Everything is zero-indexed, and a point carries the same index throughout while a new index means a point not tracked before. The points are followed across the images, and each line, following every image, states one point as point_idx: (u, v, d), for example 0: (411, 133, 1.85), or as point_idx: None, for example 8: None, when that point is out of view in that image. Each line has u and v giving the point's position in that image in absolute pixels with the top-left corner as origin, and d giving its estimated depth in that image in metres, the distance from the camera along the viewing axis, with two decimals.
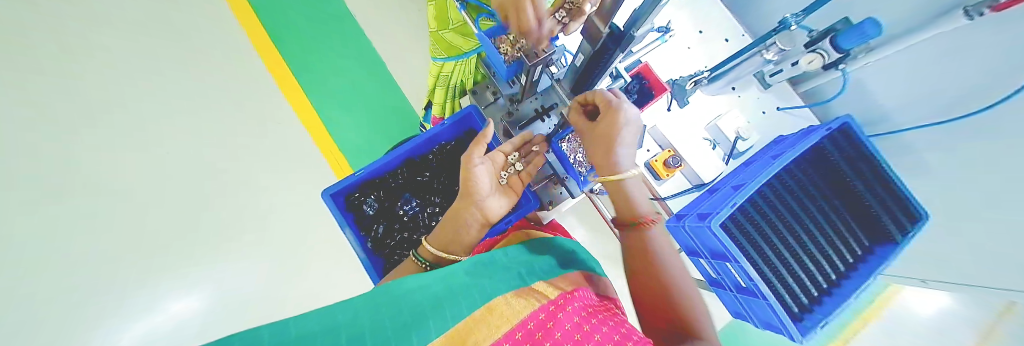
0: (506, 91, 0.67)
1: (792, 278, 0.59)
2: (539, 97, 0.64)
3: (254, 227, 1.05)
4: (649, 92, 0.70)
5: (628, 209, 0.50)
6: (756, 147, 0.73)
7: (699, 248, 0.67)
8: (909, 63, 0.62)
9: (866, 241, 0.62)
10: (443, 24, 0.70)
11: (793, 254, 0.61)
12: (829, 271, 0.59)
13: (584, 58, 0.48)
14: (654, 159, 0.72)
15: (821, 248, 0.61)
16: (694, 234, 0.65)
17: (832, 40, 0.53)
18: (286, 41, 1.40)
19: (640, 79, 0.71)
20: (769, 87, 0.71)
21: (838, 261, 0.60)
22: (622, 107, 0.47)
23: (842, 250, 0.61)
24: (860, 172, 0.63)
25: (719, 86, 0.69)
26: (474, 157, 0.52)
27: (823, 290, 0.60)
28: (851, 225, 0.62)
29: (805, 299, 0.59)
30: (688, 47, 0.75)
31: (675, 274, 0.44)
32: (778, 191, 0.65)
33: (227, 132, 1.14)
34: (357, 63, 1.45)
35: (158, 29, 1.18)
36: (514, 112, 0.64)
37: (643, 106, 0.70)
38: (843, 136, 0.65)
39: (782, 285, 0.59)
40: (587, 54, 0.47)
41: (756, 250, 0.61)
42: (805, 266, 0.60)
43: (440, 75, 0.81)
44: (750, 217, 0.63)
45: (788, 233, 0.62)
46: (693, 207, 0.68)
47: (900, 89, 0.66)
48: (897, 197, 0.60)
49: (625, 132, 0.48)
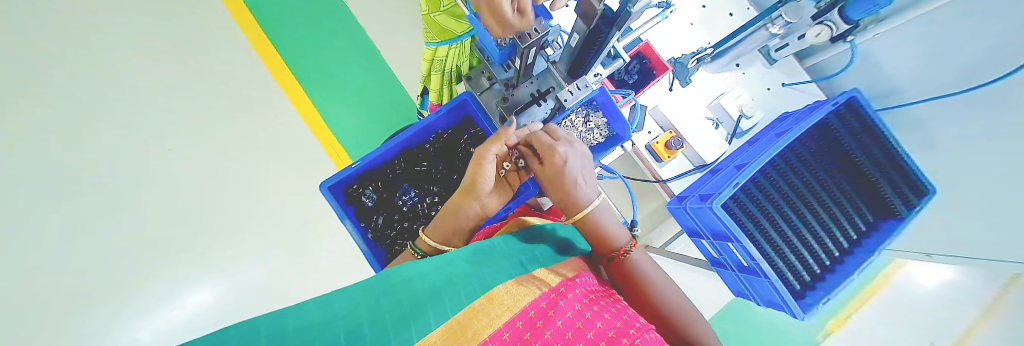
0: (500, 76, 0.64)
1: (794, 256, 0.59)
2: (535, 81, 0.61)
3: (258, 221, 1.06)
4: (652, 71, 0.67)
5: (604, 244, 0.48)
6: (762, 124, 0.70)
7: (700, 228, 0.67)
8: (923, 27, 0.60)
9: (872, 218, 0.61)
10: (434, 6, 0.65)
11: (797, 233, 0.60)
12: (832, 248, 0.59)
13: (578, 37, 0.46)
14: (656, 141, 0.70)
15: (826, 225, 0.60)
16: (697, 215, 0.64)
17: (839, 11, 0.49)
18: (275, 27, 1.33)
19: (641, 58, 0.67)
20: (774, 62, 0.67)
21: (843, 240, 0.59)
22: (564, 152, 0.47)
23: (847, 226, 0.60)
24: (869, 149, 0.62)
25: (721, 65, 0.66)
26: (487, 152, 0.49)
27: (824, 267, 0.59)
28: (858, 203, 0.61)
29: (807, 276, 0.59)
30: (689, 24, 0.72)
31: (672, 306, 0.43)
32: (782, 169, 0.64)
33: (217, 125, 1.11)
34: (354, 50, 1.39)
35: (144, 17, 1.15)
36: (509, 97, 0.61)
37: (642, 87, 0.68)
38: (850, 112, 0.63)
39: (784, 263, 0.59)
40: (582, 34, 0.45)
41: (759, 229, 0.61)
42: (809, 245, 0.60)
43: (434, 61, 0.78)
44: (753, 198, 0.62)
45: (792, 212, 0.61)
46: (694, 188, 0.68)
47: (914, 58, 0.63)
48: (905, 173, 0.59)
49: (575, 171, 0.47)
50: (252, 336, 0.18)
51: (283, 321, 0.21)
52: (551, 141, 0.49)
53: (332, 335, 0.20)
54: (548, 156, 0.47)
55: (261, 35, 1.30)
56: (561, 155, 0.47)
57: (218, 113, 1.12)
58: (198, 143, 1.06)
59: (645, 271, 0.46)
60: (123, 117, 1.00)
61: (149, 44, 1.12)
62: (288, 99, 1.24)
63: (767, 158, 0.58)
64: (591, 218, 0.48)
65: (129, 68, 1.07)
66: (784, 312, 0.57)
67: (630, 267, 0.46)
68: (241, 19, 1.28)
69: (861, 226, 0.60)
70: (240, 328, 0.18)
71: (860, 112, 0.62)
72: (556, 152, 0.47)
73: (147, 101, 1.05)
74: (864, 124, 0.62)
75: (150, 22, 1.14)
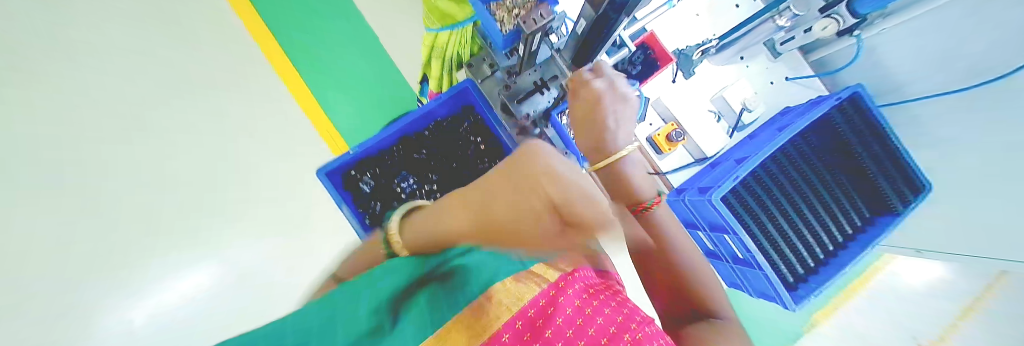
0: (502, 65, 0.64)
1: (789, 249, 0.60)
2: (538, 69, 0.60)
3: (247, 206, 1.04)
4: (654, 63, 0.63)
5: (629, 195, 0.47)
6: (761, 118, 0.70)
7: (698, 221, 0.67)
8: (918, 27, 0.59)
9: (866, 213, 0.62)
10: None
11: (793, 227, 0.61)
12: (825, 242, 0.60)
13: (585, 23, 0.45)
14: (657, 133, 0.69)
15: (822, 220, 0.61)
16: (695, 208, 0.64)
17: (849, 5, 0.49)
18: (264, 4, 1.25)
19: (645, 50, 0.64)
20: (779, 57, 0.66)
21: (836, 234, 0.61)
22: (607, 91, 0.48)
23: (842, 221, 0.61)
24: (868, 145, 0.62)
25: (726, 56, 0.65)
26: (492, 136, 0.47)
27: (818, 260, 0.60)
28: (853, 198, 0.62)
29: (800, 269, 0.60)
30: (696, 14, 0.71)
31: (688, 264, 0.44)
32: (783, 164, 0.63)
33: (204, 103, 1.07)
34: (348, 32, 1.32)
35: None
36: (512, 85, 0.60)
37: (647, 78, 0.64)
38: (853, 107, 0.62)
39: (779, 256, 0.60)
40: (589, 19, 0.44)
41: (756, 222, 0.62)
42: (804, 238, 0.61)
43: (435, 48, 0.76)
44: (752, 191, 0.63)
45: (789, 206, 0.61)
46: (693, 181, 0.68)
47: (912, 58, 0.63)
48: (903, 170, 0.59)
49: (613, 115, 0.49)
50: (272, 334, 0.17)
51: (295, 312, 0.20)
52: (596, 82, 0.49)
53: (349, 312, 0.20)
54: (596, 100, 0.48)
55: (250, 12, 1.22)
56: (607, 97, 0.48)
57: (203, 91, 1.08)
58: (182, 122, 1.03)
59: (664, 222, 0.47)
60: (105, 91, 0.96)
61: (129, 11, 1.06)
62: (283, 83, 1.20)
63: (765, 157, 0.59)
64: (620, 165, 0.48)
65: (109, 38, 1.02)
66: (775, 302, 0.58)
67: (652, 220, 0.46)
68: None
69: (855, 221, 0.61)
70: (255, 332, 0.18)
71: (862, 107, 0.62)
72: (603, 98, 0.48)
73: (131, 83, 1.01)
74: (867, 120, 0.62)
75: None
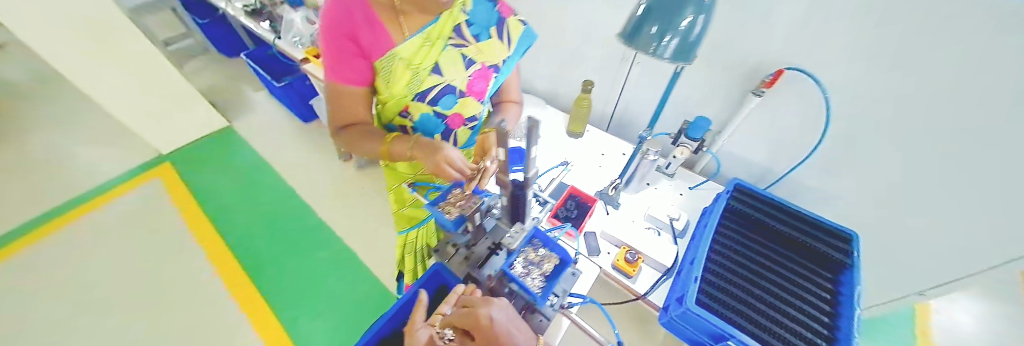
0: (459, 240, 0.51)
1: (791, 320, 0.49)
2: (489, 236, 0.52)
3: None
4: (585, 204, 0.75)
5: None
6: (693, 220, 0.74)
7: (696, 335, 0.53)
8: (755, 129, 0.71)
9: (826, 273, 0.56)
10: (400, 202, 0.70)
11: (778, 294, 0.53)
12: (812, 299, 0.52)
13: (506, 200, 0.46)
14: (615, 259, 0.68)
15: (792, 278, 0.55)
16: (684, 319, 0.53)
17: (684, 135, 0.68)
18: (237, 233, 1.29)
19: (574, 197, 0.77)
20: (673, 175, 0.81)
21: (818, 298, 0.52)
22: (487, 318, 0.33)
23: (809, 285, 0.54)
24: (779, 217, 0.63)
25: (634, 187, 0.78)
26: None
27: (831, 336, 0.48)
28: (806, 263, 0.57)
29: (822, 339, 0.47)
30: (602, 154, 0.89)
31: None
32: (732, 238, 0.60)
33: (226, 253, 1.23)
34: (303, 239, 1.28)
35: (218, 164, 1.51)
36: (468, 257, 0.49)
37: (585, 219, 0.72)
38: (747, 195, 0.68)
39: (792, 333, 0.48)
40: (507, 199, 0.45)
41: (751, 306, 0.52)
42: (798, 302, 0.52)
43: (404, 242, 0.72)
44: (725, 276, 0.55)
45: (758, 273, 0.55)
46: (670, 293, 0.60)
47: (764, 152, 0.73)
48: (816, 230, 0.60)
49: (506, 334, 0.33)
50: (362, 311, 1.10)
51: (337, 325, 1.07)
52: (472, 318, 0.34)
53: (354, 315, 1.09)
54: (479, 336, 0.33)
55: (209, 227, 1.30)
56: (485, 321, 0.33)
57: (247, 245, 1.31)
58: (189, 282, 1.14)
59: None
60: (182, 247, 1.25)
61: (216, 184, 1.44)
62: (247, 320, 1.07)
63: (709, 241, 0.59)
64: None
65: (196, 205, 1.37)
66: None
67: None
68: (193, 217, 1.33)
69: (823, 282, 0.54)
70: (368, 304, 1.12)
71: (755, 194, 0.67)
72: (482, 326, 0.33)
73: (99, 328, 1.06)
74: (765, 200, 0.66)
75: (132, 237, 1.28)
